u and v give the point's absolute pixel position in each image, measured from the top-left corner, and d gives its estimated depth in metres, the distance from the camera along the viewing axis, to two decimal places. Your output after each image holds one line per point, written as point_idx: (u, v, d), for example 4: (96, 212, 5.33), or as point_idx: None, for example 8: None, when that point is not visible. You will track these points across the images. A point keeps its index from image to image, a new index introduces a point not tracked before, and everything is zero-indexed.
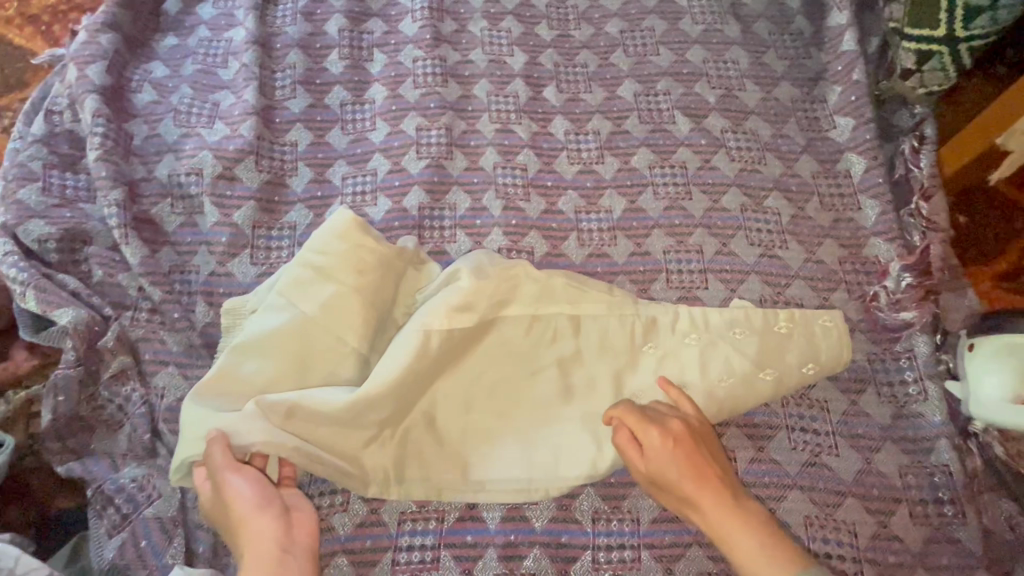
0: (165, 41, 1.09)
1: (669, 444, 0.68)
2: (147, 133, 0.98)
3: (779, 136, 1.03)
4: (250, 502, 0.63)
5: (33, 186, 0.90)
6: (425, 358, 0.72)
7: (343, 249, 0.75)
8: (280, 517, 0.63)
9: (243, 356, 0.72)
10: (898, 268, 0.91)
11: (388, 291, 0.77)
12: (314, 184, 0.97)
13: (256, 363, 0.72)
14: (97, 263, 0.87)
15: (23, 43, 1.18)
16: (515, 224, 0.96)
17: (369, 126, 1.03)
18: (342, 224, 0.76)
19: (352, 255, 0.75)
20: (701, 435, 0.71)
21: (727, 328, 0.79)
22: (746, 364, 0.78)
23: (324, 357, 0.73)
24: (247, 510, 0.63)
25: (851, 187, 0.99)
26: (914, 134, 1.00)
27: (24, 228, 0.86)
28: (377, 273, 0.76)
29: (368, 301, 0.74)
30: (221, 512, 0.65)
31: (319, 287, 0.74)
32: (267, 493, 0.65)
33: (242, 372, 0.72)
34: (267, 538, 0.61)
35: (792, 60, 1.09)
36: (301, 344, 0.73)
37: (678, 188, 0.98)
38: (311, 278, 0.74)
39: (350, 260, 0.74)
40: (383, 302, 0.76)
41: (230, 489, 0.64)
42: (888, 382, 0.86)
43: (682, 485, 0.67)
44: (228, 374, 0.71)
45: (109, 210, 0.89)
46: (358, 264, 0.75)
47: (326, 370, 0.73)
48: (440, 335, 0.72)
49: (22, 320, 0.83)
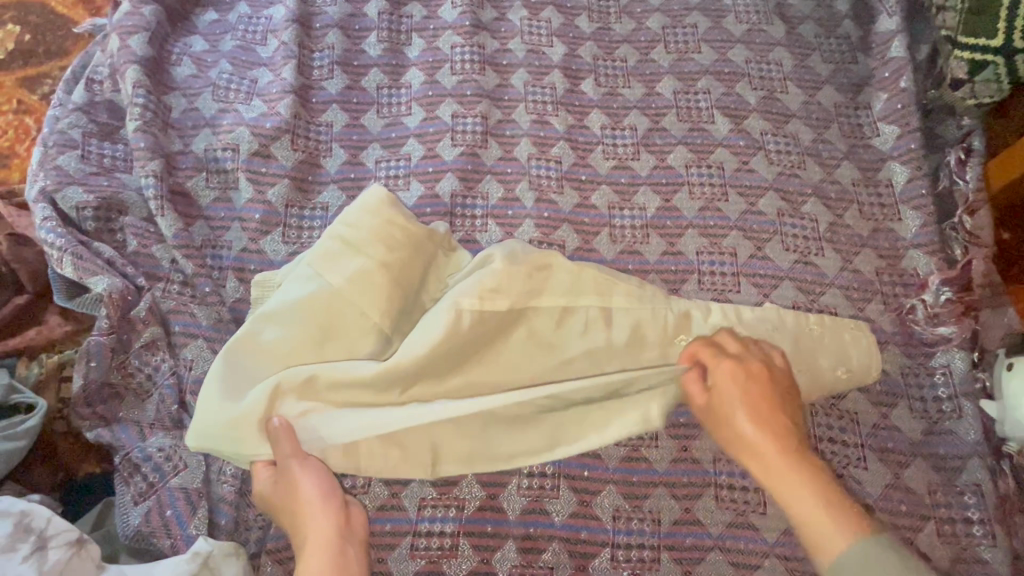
0: (206, 16, 1.09)
1: (739, 378, 0.67)
2: (185, 106, 0.99)
3: (821, 141, 1.01)
4: (317, 491, 0.66)
5: (72, 154, 0.91)
6: (456, 339, 0.70)
7: (374, 224, 0.74)
8: (341, 508, 0.66)
9: (268, 323, 0.72)
10: (937, 282, 0.89)
11: (415, 269, 0.75)
12: (348, 166, 0.97)
13: (279, 331, 0.71)
14: (132, 233, 0.87)
15: (65, 11, 1.18)
16: (547, 217, 0.95)
17: (405, 111, 1.03)
18: (375, 201, 0.76)
19: (382, 230, 0.74)
20: (779, 383, 0.68)
21: (760, 327, 0.78)
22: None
23: (347, 330, 0.72)
24: (314, 497, 0.66)
25: (892, 196, 0.97)
26: (960, 146, 0.98)
27: (62, 194, 0.87)
28: (406, 250, 0.75)
29: (396, 277, 0.73)
30: (281, 497, 0.67)
31: (347, 260, 0.73)
32: (331, 482, 0.68)
33: (264, 339, 0.71)
34: (329, 526, 0.64)
35: (838, 64, 1.07)
36: (323, 315, 0.71)
37: (714, 189, 0.97)
38: (340, 250, 0.74)
39: (380, 235, 0.74)
40: (410, 281, 0.75)
41: (299, 477, 0.66)
42: (920, 398, 0.85)
43: (739, 425, 0.64)
44: (252, 340, 0.71)
45: (146, 181, 0.89)
46: (389, 240, 0.74)
47: (348, 344, 0.72)
48: (474, 315, 0.71)
49: (57, 285, 0.84)
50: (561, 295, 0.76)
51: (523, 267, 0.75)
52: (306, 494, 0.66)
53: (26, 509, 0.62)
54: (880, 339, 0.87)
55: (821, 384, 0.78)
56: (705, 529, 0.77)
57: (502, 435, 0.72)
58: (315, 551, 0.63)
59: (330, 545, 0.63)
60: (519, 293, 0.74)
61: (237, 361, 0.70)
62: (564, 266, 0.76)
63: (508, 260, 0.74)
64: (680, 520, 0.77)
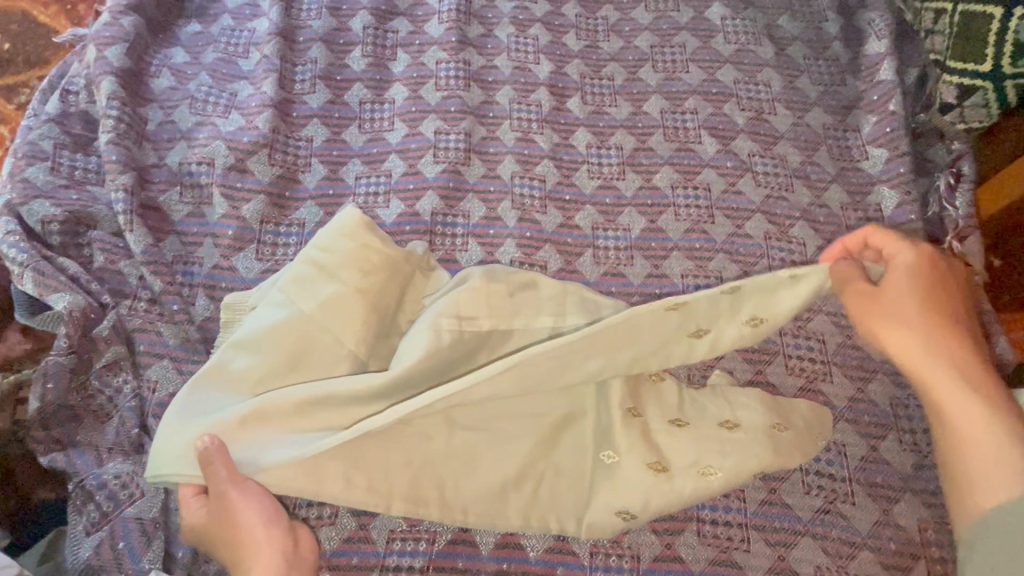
0: (188, 27, 1.08)
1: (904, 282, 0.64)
2: (161, 119, 0.97)
3: (809, 163, 0.99)
4: (262, 515, 0.62)
5: (41, 166, 0.88)
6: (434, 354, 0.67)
7: (349, 248, 0.72)
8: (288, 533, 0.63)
9: (237, 351, 0.69)
10: None
11: (392, 294, 0.73)
12: (327, 182, 0.95)
13: (248, 359, 0.68)
14: (99, 249, 0.84)
15: (47, 20, 1.17)
16: (529, 237, 0.93)
17: (387, 126, 1.01)
18: (349, 223, 0.73)
19: (358, 254, 0.71)
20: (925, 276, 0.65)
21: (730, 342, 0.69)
22: (762, 410, 0.72)
23: (321, 357, 0.70)
24: (257, 523, 0.62)
25: (881, 221, 0.95)
26: (950, 170, 0.96)
27: (29, 207, 0.84)
28: (382, 275, 0.72)
29: (375, 301, 0.71)
30: (216, 524, 0.63)
31: (320, 285, 0.71)
32: (276, 505, 0.64)
33: (234, 367, 0.68)
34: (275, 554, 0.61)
35: (827, 86, 1.06)
36: (296, 343, 0.69)
37: (700, 211, 0.95)
38: (313, 275, 0.71)
39: (354, 259, 0.71)
40: (387, 306, 0.72)
41: (238, 501, 0.61)
42: (910, 429, 0.82)
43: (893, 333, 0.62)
44: (221, 369, 0.68)
45: (117, 195, 0.87)
46: (364, 264, 0.71)
47: (322, 373, 0.69)
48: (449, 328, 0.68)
49: (18, 302, 0.81)
50: (543, 314, 0.73)
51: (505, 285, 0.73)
52: (247, 520, 0.62)
53: None
54: (869, 368, 0.85)
55: (807, 429, 0.75)
56: (687, 567, 0.74)
57: (476, 464, 0.67)
58: None
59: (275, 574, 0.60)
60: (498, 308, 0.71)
61: (208, 391, 0.67)
62: (545, 285, 0.75)
63: (486, 278, 0.72)
64: (660, 557, 0.74)
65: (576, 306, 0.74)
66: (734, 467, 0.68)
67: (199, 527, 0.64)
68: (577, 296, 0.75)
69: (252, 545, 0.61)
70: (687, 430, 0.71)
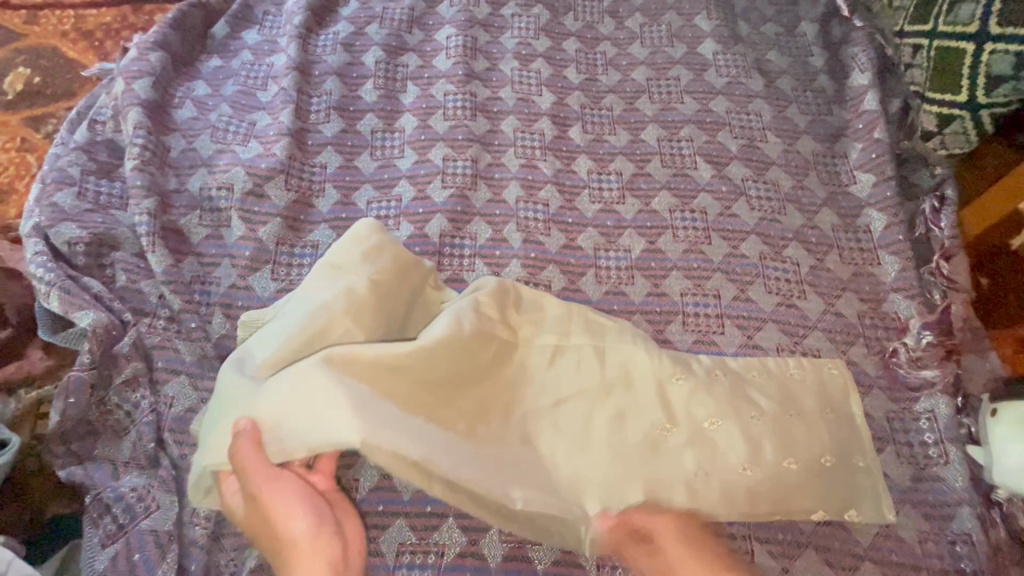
0: (210, 62, 1.14)
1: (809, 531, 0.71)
2: (183, 146, 1.02)
3: (800, 187, 1.04)
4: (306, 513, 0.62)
5: (69, 191, 0.93)
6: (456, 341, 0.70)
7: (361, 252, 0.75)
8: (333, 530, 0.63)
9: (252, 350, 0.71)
10: (918, 325, 0.90)
11: (400, 299, 0.76)
12: (340, 206, 0.99)
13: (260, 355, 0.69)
14: (121, 268, 0.88)
15: (76, 56, 1.24)
16: (533, 258, 0.97)
17: (397, 153, 1.06)
18: (363, 232, 0.77)
19: (371, 257, 0.75)
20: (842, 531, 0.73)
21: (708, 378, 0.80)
22: (772, 450, 0.75)
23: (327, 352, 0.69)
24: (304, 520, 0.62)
25: (871, 242, 0.99)
26: (935, 194, 1.00)
27: (56, 229, 0.88)
28: (393, 279, 0.75)
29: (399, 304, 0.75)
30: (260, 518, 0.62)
31: (331, 281, 0.73)
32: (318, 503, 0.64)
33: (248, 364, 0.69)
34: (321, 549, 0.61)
35: (814, 116, 1.12)
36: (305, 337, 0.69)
37: (698, 233, 0.99)
38: (324, 274, 0.74)
39: (367, 262, 0.75)
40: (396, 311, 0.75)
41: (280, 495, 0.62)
42: (907, 443, 0.84)
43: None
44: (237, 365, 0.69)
45: (140, 218, 0.91)
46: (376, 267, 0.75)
47: None
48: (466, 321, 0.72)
49: (41, 320, 0.83)
50: (545, 331, 0.78)
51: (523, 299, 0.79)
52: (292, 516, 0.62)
53: None
54: (864, 383, 0.87)
55: (817, 472, 0.76)
56: None
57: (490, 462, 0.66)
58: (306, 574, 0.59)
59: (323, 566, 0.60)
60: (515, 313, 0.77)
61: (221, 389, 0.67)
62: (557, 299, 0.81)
63: (500, 286, 0.78)
64: None
65: (580, 327, 0.79)
66: (723, 479, 0.74)
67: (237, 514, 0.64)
68: (580, 317, 0.79)
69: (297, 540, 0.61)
70: (686, 443, 0.75)
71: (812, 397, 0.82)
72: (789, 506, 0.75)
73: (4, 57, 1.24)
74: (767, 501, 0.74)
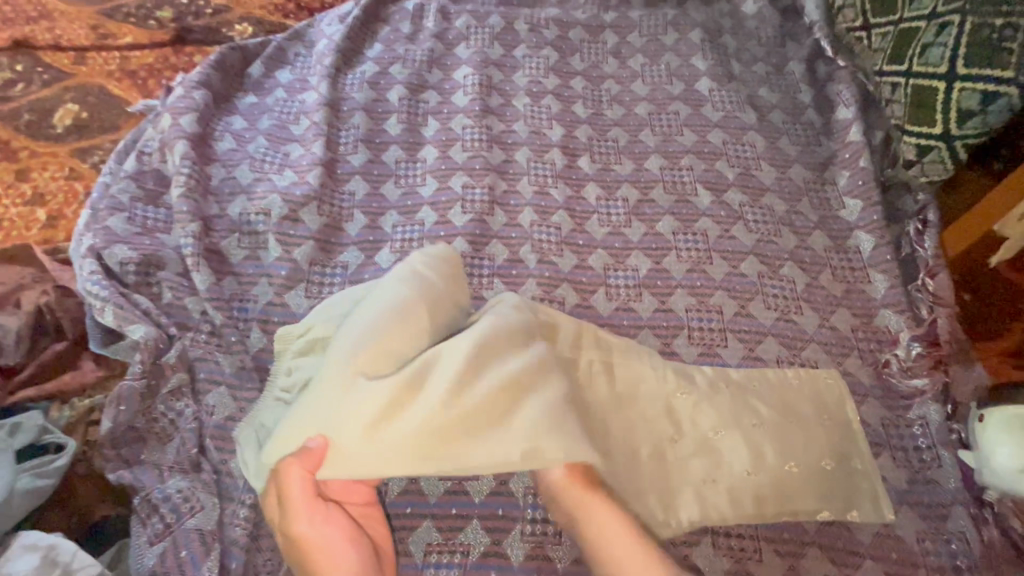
0: (246, 99, 1.24)
1: None
2: (224, 175, 1.10)
3: (793, 212, 1.12)
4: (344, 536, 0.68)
5: (120, 216, 1.01)
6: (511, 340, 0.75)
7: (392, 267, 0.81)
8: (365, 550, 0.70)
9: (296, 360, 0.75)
10: (908, 338, 0.97)
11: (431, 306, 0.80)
12: (368, 229, 1.07)
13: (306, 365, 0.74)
14: (168, 287, 0.95)
15: (121, 94, 1.34)
16: (548, 277, 1.04)
17: (420, 182, 1.15)
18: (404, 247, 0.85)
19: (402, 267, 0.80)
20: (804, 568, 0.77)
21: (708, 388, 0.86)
22: (774, 456, 0.81)
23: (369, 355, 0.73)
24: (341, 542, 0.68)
25: (861, 262, 1.07)
26: (918, 218, 1.08)
27: (109, 250, 0.96)
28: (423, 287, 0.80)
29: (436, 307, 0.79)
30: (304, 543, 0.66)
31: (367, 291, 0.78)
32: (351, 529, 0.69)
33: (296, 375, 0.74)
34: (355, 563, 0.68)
35: (804, 146, 1.21)
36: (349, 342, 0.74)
37: (700, 254, 1.07)
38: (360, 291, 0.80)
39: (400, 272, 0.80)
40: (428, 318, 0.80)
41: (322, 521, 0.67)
42: (902, 447, 0.89)
43: None
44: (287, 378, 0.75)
45: (185, 240, 0.98)
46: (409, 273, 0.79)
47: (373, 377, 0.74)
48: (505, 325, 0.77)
49: (93, 333, 0.90)
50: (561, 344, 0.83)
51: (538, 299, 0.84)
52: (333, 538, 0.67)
53: (52, 544, 0.65)
54: (861, 392, 0.93)
55: (819, 476, 0.82)
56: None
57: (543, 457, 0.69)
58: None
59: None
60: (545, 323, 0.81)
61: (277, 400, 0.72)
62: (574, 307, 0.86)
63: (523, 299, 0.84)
64: None
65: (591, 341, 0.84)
66: (730, 484, 0.80)
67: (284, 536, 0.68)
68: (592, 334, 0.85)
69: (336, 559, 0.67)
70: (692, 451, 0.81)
71: (809, 404, 0.88)
72: (794, 506, 0.80)
73: (54, 94, 1.34)
74: (773, 503, 0.80)
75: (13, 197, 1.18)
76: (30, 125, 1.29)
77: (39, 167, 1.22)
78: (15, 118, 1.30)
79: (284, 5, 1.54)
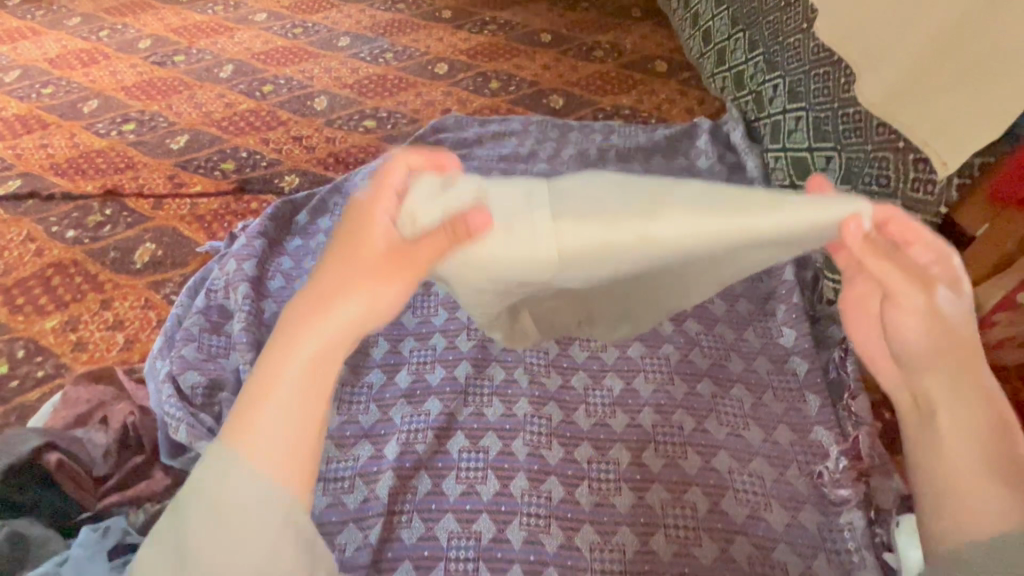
0: (293, 242, 1.54)
1: (971, 439, 0.61)
2: (274, 310, 1.36)
3: (740, 338, 1.35)
4: (312, 328, 0.57)
5: (192, 346, 1.25)
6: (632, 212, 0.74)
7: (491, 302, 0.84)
8: (326, 350, 0.56)
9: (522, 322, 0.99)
10: (836, 452, 1.16)
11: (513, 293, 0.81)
12: (389, 354, 1.32)
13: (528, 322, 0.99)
14: (227, 406, 1.17)
15: (190, 234, 1.64)
16: (537, 395, 1.23)
17: (433, 311, 1.39)
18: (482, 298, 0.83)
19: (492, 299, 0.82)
20: (986, 421, 0.61)
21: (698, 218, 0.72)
22: (920, 380, 0.66)
23: (568, 314, 0.97)
24: (302, 338, 0.56)
25: (798, 383, 1.28)
26: (841, 345, 1.31)
27: (183, 377, 1.19)
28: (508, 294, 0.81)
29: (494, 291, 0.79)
30: (291, 336, 0.56)
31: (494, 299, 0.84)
32: (327, 338, 0.57)
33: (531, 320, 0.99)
34: (320, 360, 0.56)
35: (749, 281, 1.46)
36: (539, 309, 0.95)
37: (664, 374, 1.27)
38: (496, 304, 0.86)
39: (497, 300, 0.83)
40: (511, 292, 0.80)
41: (303, 328, 0.57)
42: (835, 550, 1.06)
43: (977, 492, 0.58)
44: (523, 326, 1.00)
45: (244, 366, 1.21)
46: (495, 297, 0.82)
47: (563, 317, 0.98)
48: (546, 246, 0.73)
49: (165, 447, 1.11)
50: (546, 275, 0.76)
51: (512, 240, 0.72)
52: (304, 357, 0.55)
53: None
54: (799, 499, 1.11)
55: (949, 361, 0.64)
56: None
57: (725, 272, 0.82)
58: (287, 392, 0.54)
59: (319, 371, 0.55)
60: (578, 206, 0.74)
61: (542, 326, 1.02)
62: (531, 206, 0.73)
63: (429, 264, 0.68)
64: None
65: (543, 262, 0.74)
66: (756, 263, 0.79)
67: (285, 327, 0.57)
68: (535, 258, 0.73)
69: (298, 364, 0.55)
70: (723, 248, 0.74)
71: (923, 325, 0.65)
72: (956, 391, 0.63)
73: (136, 234, 1.64)
74: (928, 376, 0.65)
75: (98, 323, 1.43)
76: (114, 261, 1.57)
77: (121, 297, 1.49)
78: (103, 256, 1.59)
79: (324, 159, 1.89)
